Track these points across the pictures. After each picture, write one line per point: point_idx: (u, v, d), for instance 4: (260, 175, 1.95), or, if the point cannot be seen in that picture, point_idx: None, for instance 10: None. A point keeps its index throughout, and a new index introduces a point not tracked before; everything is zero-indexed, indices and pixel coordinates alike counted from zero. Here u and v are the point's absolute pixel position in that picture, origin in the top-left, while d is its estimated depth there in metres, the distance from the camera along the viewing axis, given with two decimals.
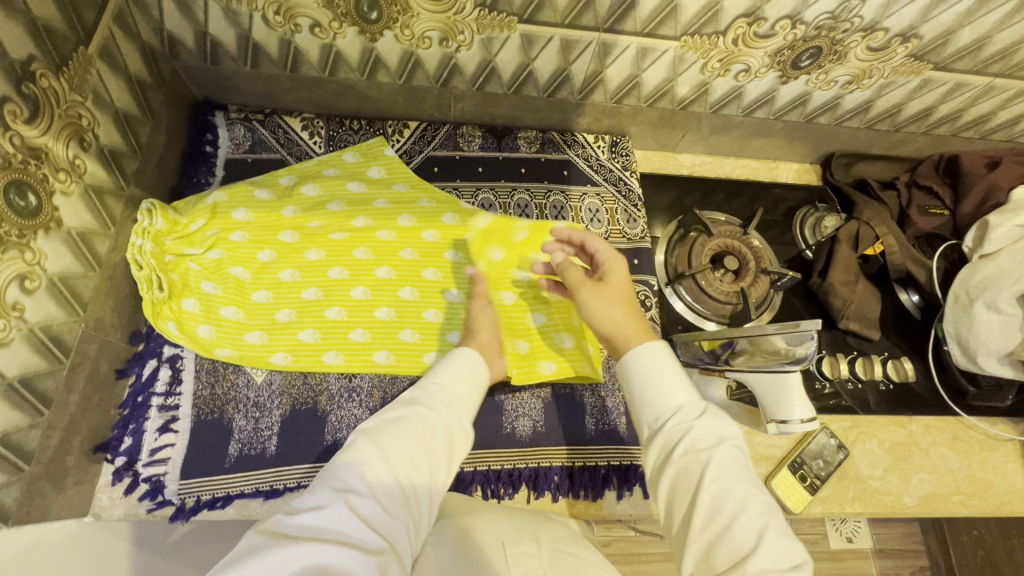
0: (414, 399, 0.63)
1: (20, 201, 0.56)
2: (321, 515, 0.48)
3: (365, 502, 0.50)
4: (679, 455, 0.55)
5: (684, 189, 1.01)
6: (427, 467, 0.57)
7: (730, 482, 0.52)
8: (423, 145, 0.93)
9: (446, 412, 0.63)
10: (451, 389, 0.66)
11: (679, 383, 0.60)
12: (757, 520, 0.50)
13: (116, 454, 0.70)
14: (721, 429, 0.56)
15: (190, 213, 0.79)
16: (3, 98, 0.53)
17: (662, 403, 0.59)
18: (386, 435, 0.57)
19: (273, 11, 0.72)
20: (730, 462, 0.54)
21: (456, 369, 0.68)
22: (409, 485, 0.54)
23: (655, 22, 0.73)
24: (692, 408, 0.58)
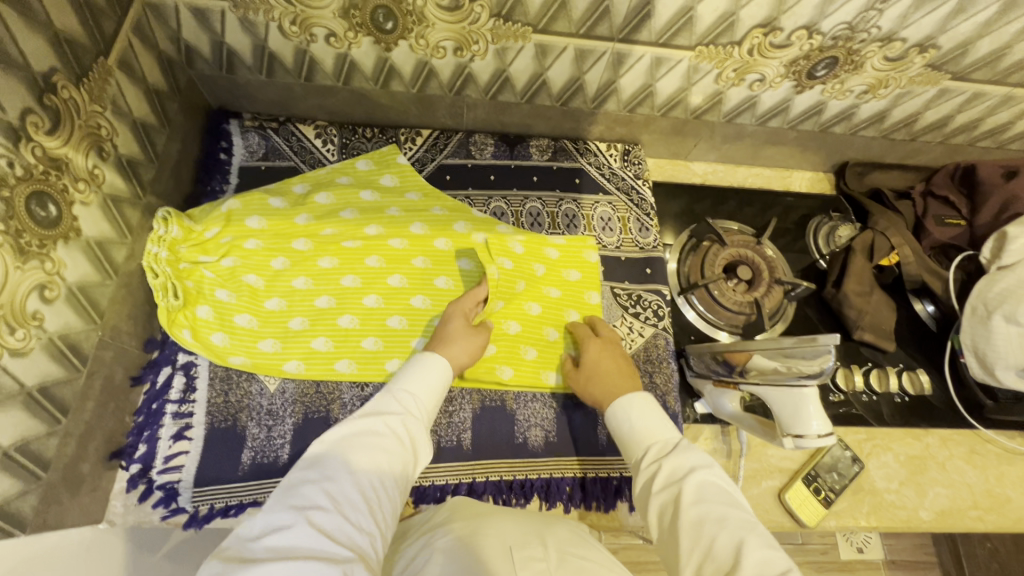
0: (381, 408, 0.65)
1: (41, 211, 0.56)
2: (286, 532, 0.49)
3: (330, 515, 0.51)
4: (659, 488, 0.61)
5: (697, 198, 1.00)
6: (389, 478, 0.58)
7: (709, 504, 0.57)
8: (435, 153, 0.93)
9: (412, 422, 0.65)
10: (416, 398, 0.67)
11: (654, 426, 0.68)
12: (736, 534, 0.53)
13: (131, 461, 0.70)
14: (694, 458, 0.62)
15: (205, 221, 0.79)
16: (26, 110, 0.53)
17: (639, 444, 0.67)
18: (349, 448, 0.59)
19: (289, 20, 0.72)
20: (707, 486, 0.59)
21: (422, 376, 0.69)
22: (372, 495, 0.56)
23: (671, 32, 0.73)
24: (664, 445, 0.65)
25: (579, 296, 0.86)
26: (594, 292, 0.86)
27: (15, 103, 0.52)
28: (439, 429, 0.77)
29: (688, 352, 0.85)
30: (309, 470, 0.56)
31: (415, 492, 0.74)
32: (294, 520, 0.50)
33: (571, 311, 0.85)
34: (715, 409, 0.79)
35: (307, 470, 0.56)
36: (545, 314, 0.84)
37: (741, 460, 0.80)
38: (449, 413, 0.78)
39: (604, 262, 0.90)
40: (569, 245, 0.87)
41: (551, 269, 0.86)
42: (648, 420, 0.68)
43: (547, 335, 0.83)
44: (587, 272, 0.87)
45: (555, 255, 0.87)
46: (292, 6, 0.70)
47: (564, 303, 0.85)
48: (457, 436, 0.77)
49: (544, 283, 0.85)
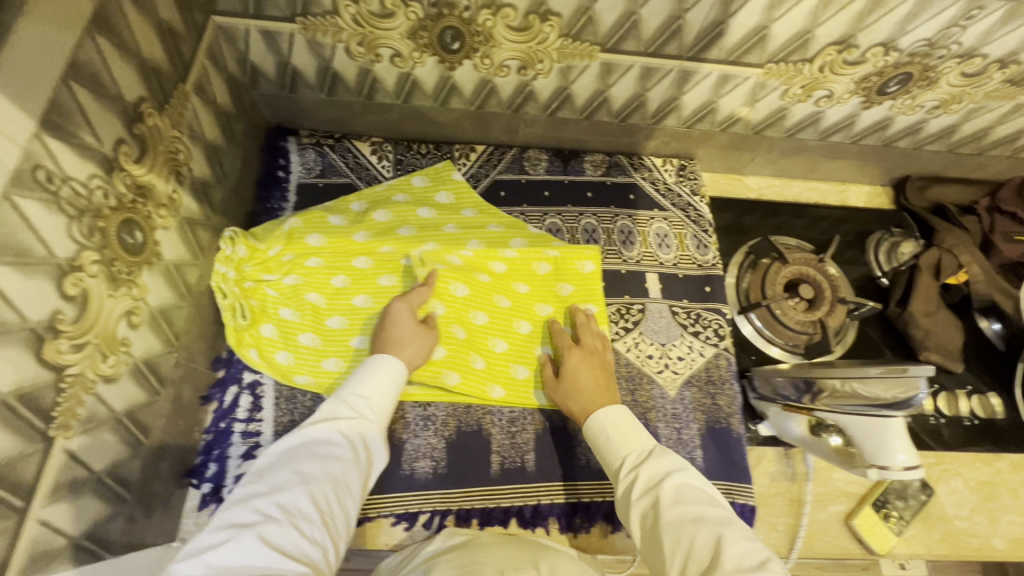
0: (334, 414, 0.62)
1: (129, 239, 0.56)
2: (230, 549, 0.47)
3: (280, 529, 0.50)
4: (639, 495, 0.59)
5: (753, 213, 0.98)
6: (341, 484, 0.56)
7: (688, 504, 0.56)
8: (489, 169, 0.93)
9: (366, 424, 0.62)
10: (373, 401, 0.65)
11: (634, 431, 0.66)
12: (713, 530, 0.53)
13: (202, 480, 0.70)
14: (669, 462, 0.61)
15: (269, 239, 0.80)
16: (118, 140, 0.53)
17: (615, 452, 0.65)
18: (300, 461, 0.56)
19: (357, 42, 0.73)
20: (686, 488, 0.58)
21: (379, 377, 0.67)
22: (325, 506, 0.54)
23: (741, 51, 0.72)
24: (640, 453, 0.63)
25: (528, 307, 0.83)
26: (547, 304, 0.84)
27: (110, 134, 0.52)
28: (502, 450, 0.76)
29: (752, 373, 0.83)
30: (255, 484, 0.54)
31: (480, 513, 0.74)
32: (238, 538, 0.48)
33: (522, 323, 0.83)
34: (780, 432, 0.78)
35: (252, 484, 0.54)
36: (493, 323, 0.82)
37: (807, 484, 0.78)
38: (511, 433, 0.77)
39: (627, 274, 0.89)
40: (514, 258, 0.85)
41: (497, 279, 0.84)
42: (622, 429, 0.66)
43: (494, 346, 0.81)
44: (537, 285, 0.85)
45: (499, 269, 0.84)
46: (362, 27, 0.70)
47: (515, 313, 0.83)
48: (520, 457, 0.76)
49: (491, 292, 0.83)
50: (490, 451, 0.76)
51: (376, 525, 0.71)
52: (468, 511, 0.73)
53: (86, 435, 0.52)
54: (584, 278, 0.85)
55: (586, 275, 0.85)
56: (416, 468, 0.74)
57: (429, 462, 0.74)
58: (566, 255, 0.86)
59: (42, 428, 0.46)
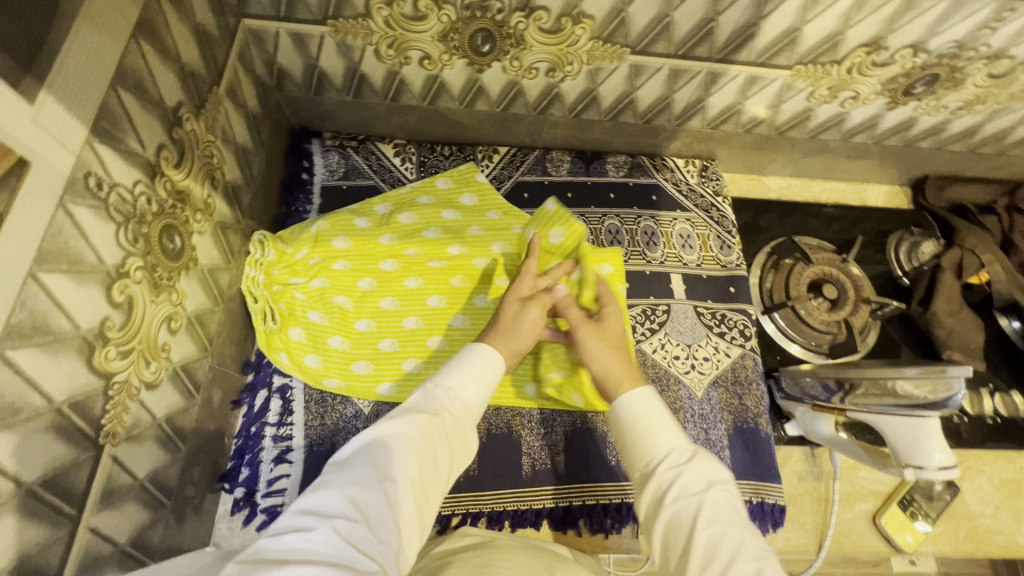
0: (422, 404, 0.58)
1: (169, 244, 0.56)
2: (310, 535, 0.44)
3: (361, 527, 0.45)
4: (670, 498, 0.52)
5: (773, 214, 0.99)
6: (421, 483, 0.52)
7: (728, 526, 0.49)
8: (512, 170, 0.93)
9: (452, 423, 0.58)
10: (460, 402, 0.61)
11: (670, 427, 0.59)
12: (754, 566, 0.46)
13: (235, 485, 0.71)
14: (711, 472, 0.54)
15: (296, 242, 0.80)
16: (160, 145, 0.53)
17: (650, 445, 0.58)
18: (385, 451, 0.52)
19: (387, 44, 0.72)
20: (723, 505, 0.51)
21: (472, 376, 0.63)
22: (406, 508, 0.49)
23: (771, 53, 0.72)
24: (682, 452, 0.56)
25: None
26: None
27: (152, 138, 0.52)
28: (532, 452, 0.77)
29: (779, 373, 0.83)
30: (341, 472, 0.50)
31: (512, 515, 0.74)
32: (319, 526, 0.44)
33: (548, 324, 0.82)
34: (807, 431, 0.79)
35: (339, 472, 0.50)
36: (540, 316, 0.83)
37: (835, 483, 0.79)
38: (541, 435, 0.78)
39: (652, 274, 0.89)
40: None
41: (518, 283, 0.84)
42: (662, 422, 0.59)
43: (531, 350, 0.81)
44: None
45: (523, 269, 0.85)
46: (393, 30, 0.70)
47: None
48: (550, 459, 0.77)
49: None
50: (521, 452, 0.76)
51: None
52: (500, 513, 0.74)
53: (130, 441, 0.51)
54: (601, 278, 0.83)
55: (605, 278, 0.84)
56: None
57: None
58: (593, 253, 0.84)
59: (93, 436, 0.46)
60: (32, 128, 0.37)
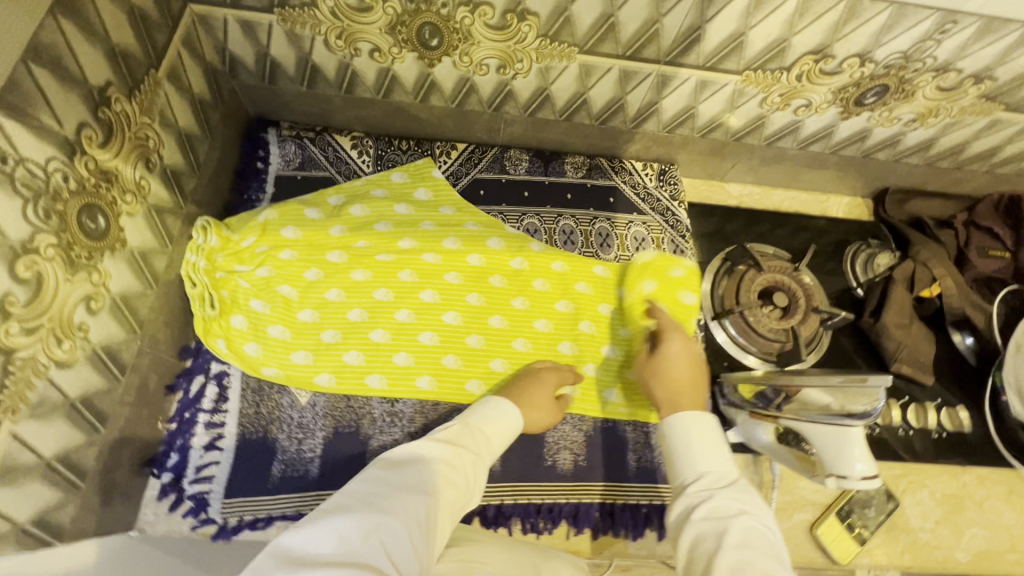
0: (458, 434, 0.62)
1: (90, 223, 0.55)
2: (352, 531, 0.46)
3: (400, 532, 0.47)
4: (699, 516, 0.52)
5: (731, 220, 0.98)
6: (452, 504, 0.54)
7: (754, 554, 0.48)
8: (470, 167, 0.93)
9: (481, 459, 0.61)
10: (492, 440, 0.64)
11: (715, 453, 0.58)
12: None
13: (163, 470, 0.70)
14: (744, 502, 0.53)
15: (243, 230, 0.80)
16: (82, 124, 0.53)
17: (689, 465, 0.58)
18: (427, 467, 0.55)
19: (335, 35, 0.72)
20: (754, 535, 0.50)
21: (503, 419, 0.67)
22: (437, 522, 0.51)
23: (719, 57, 0.72)
24: (718, 477, 0.56)
25: (504, 301, 0.84)
26: (521, 297, 0.85)
27: (72, 117, 0.52)
28: None
29: (722, 380, 0.82)
30: (385, 474, 0.54)
31: None
32: (360, 524, 0.47)
33: (494, 315, 0.83)
34: (748, 439, 0.78)
35: (382, 474, 0.54)
36: (489, 303, 0.84)
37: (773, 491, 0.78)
38: None
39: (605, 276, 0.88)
40: (492, 252, 0.86)
41: (469, 277, 0.85)
42: (708, 445, 0.58)
43: (468, 341, 0.81)
44: (513, 279, 0.86)
45: (475, 263, 0.85)
46: (340, 21, 0.70)
47: (488, 308, 0.84)
48: None
49: (462, 290, 0.84)
50: None
51: None
52: None
53: (35, 419, 0.51)
54: (664, 269, 0.86)
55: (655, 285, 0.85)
56: None
57: None
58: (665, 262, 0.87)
59: None
60: None
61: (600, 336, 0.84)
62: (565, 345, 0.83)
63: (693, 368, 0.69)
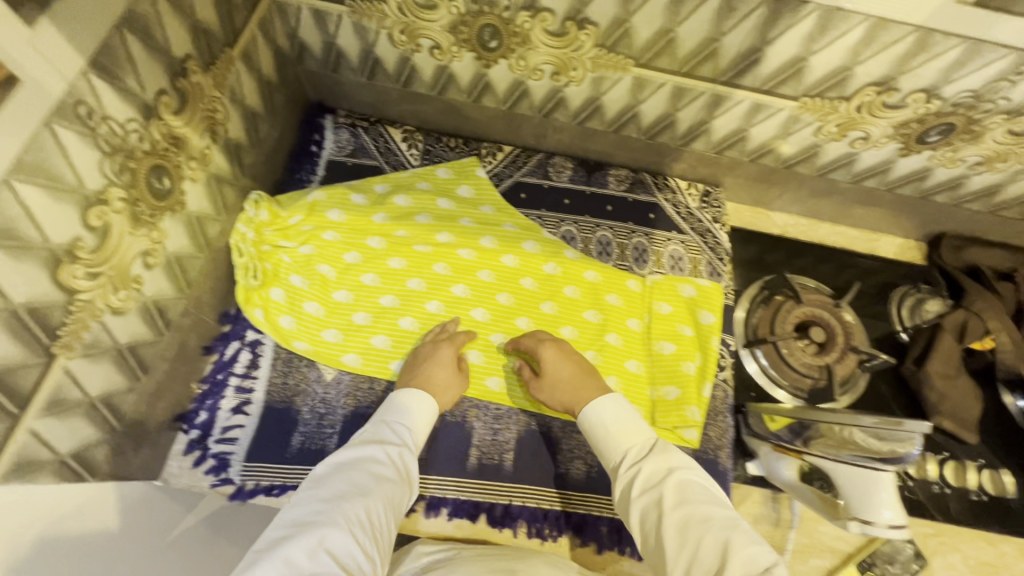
0: (380, 435, 0.64)
1: (157, 183, 0.59)
2: (298, 547, 0.48)
3: (346, 538, 0.51)
4: (637, 492, 0.58)
5: (774, 249, 0.96)
6: (391, 500, 0.58)
7: (693, 505, 0.55)
8: (513, 170, 0.94)
9: (409, 451, 0.64)
10: (415, 430, 0.67)
11: (632, 425, 0.65)
12: (721, 535, 0.51)
13: (191, 426, 0.73)
14: (669, 459, 0.59)
15: (291, 207, 0.84)
16: (160, 91, 0.57)
17: (614, 446, 0.64)
18: (357, 472, 0.58)
19: (399, 30, 0.75)
20: (689, 485, 0.57)
21: (416, 404, 0.69)
22: (378, 521, 0.55)
23: (776, 81, 0.71)
24: (641, 447, 0.63)
25: (532, 304, 0.85)
26: (550, 302, 0.85)
27: (153, 82, 0.56)
28: (482, 445, 0.76)
29: (746, 409, 0.80)
30: (314, 491, 0.55)
31: (451, 503, 0.73)
32: (305, 540, 0.49)
33: (521, 316, 0.84)
34: (769, 473, 0.75)
35: (311, 493, 0.55)
36: (518, 304, 0.84)
37: (790, 531, 0.75)
38: (494, 430, 0.77)
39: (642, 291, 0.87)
40: (527, 254, 0.87)
41: (501, 277, 0.86)
42: (623, 422, 0.65)
43: (493, 339, 0.82)
44: (544, 283, 0.86)
45: (509, 263, 0.86)
46: (406, 17, 0.73)
47: (517, 309, 0.84)
48: (499, 455, 0.76)
49: (493, 289, 0.85)
50: (470, 444, 0.76)
51: None
52: (439, 499, 0.73)
53: (87, 358, 0.54)
54: (715, 296, 0.85)
55: (686, 299, 0.86)
56: None
57: None
58: (710, 291, 0.86)
59: (46, 343, 0.49)
60: (29, 50, 0.41)
61: (626, 349, 0.83)
62: (589, 354, 0.82)
63: (569, 361, 0.74)
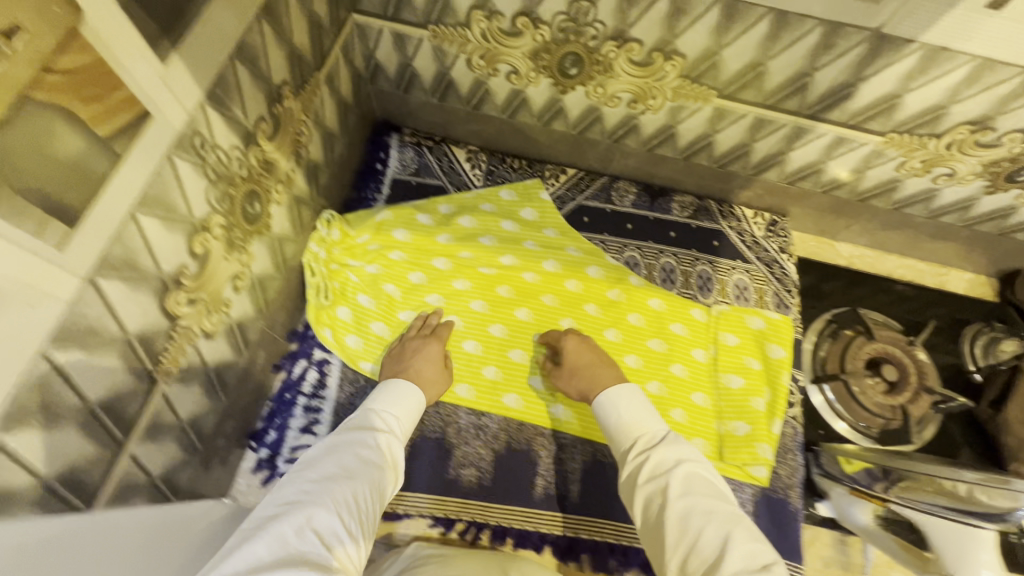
0: (369, 421, 0.63)
1: (250, 208, 0.60)
2: (283, 528, 0.46)
3: (332, 520, 0.49)
4: (643, 479, 0.57)
5: (840, 282, 0.94)
6: (378, 485, 0.56)
7: (697, 497, 0.54)
8: (576, 193, 0.93)
9: (397, 438, 0.62)
10: (404, 417, 0.65)
11: (644, 414, 0.64)
12: (722, 529, 0.51)
13: (261, 444, 0.73)
14: (680, 450, 0.59)
15: (359, 227, 0.84)
16: (260, 118, 0.57)
17: (626, 433, 0.63)
18: (345, 456, 0.56)
19: (478, 55, 0.75)
20: (693, 478, 0.56)
21: (405, 395, 0.67)
22: (365, 504, 0.53)
23: (865, 116, 0.70)
24: (651, 437, 0.61)
25: (596, 331, 0.83)
26: (613, 329, 0.84)
27: (255, 110, 0.56)
28: (547, 474, 0.76)
29: (819, 449, 0.79)
30: (302, 472, 0.54)
31: (517, 534, 0.72)
32: (291, 521, 0.47)
33: None
34: (840, 515, 0.73)
35: (299, 475, 0.54)
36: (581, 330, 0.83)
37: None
38: (559, 459, 0.77)
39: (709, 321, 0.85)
40: (591, 280, 0.86)
41: (565, 302, 0.85)
42: (637, 411, 0.64)
43: None
44: (608, 309, 0.85)
45: (572, 288, 0.86)
46: (488, 42, 0.73)
47: None
48: (564, 485, 0.75)
49: (557, 314, 0.84)
50: (536, 473, 0.76)
51: (412, 524, 0.72)
52: (504, 529, 0.73)
53: (181, 382, 0.55)
54: (784, 329, 0.83)
55: (753, 331, 0.84)
56: (461, 474, 0.75)
57: (474, 470, 0.75)
58: (778, 324, 0.84)
59: (151, 370, 0.50)
60: (160, 86, 0.41)
61: (692, 381, 0.81)
62: (654, 385, 0.81)
63: (592, 351, 0.75)
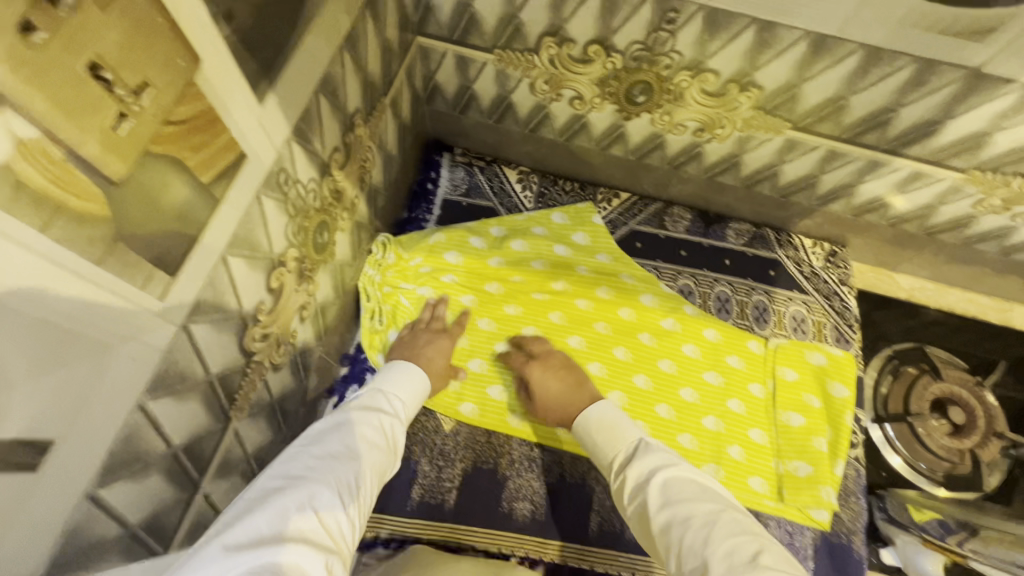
0: (376, 402, 0.58)
1: (319, 238, 0.59)
2: (282, 503, 0.41)
3: (334, 499, 0.44)
4: (627, 501, 0.55)
5: (900, 316, 0.91)
6: (378, 468, 0.51)
7: (674, 504, 0.50)
8: (629, 218, 0.91)
9: (399, 423, 0.59)
10: (407, 404, 0.62)
11: (618, 428, 0.62)
12: (701, 531, 0.47)
13: None
14: (653, 459, 0.56)
15: (413, 249, 0.83)
16: (334, 148, 0.56)
17: (604, 454, 0.61)
18: (349, 433, 0.51)
19: (543, 80, 0.74)
20: (672, 483, 0.53)
21: (412, 382, 0.65)
22: (366, 487, 0.48)
23: (948, 153, 0.67)
24: (627, 450, 0.59)
25: (650, 362, 0.81)
26: (668, 360, 0.81)
27: (331, 140, 0.55)
28: (603, 511, 0.73)
29: (885, 493, 0.78)
30: (305, 444, 0.48)
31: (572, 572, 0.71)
32: (293, 495, 0.42)
33: (639, 374, 0.80)
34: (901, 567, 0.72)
35: (299, 446, 0.48)
36: (635, 360, 0.81)
37: None
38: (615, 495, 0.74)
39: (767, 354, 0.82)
40: (645, 308, 0.84)
41: (619, 330, 0.83)
42: (608, 427, 0.62)
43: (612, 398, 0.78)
44: (663, 339, 0.83)
45: (626, 316, 0.84)
46: (555, 68, 0.71)
47: (634, 365, 0.81)
48: (620, 522, 0.73)
49: (610, 343, 0.82)
50: (591, 509, 0.74)
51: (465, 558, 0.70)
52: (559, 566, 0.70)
53: (250, 417, 0.54)
54: (846, 365, 0.81)
55: (814, 367, 0.81)
56: (514, 508, 0.73)
57: (527, 503, 0.73)
58: (840, 361, 0.81)
59: (226, 408, 0.49)
60: (257, 127, 0.40)
61: (749, 417, 0.79)
62: (710, 420, 0.78)
63: (554, 379, 0.72)
